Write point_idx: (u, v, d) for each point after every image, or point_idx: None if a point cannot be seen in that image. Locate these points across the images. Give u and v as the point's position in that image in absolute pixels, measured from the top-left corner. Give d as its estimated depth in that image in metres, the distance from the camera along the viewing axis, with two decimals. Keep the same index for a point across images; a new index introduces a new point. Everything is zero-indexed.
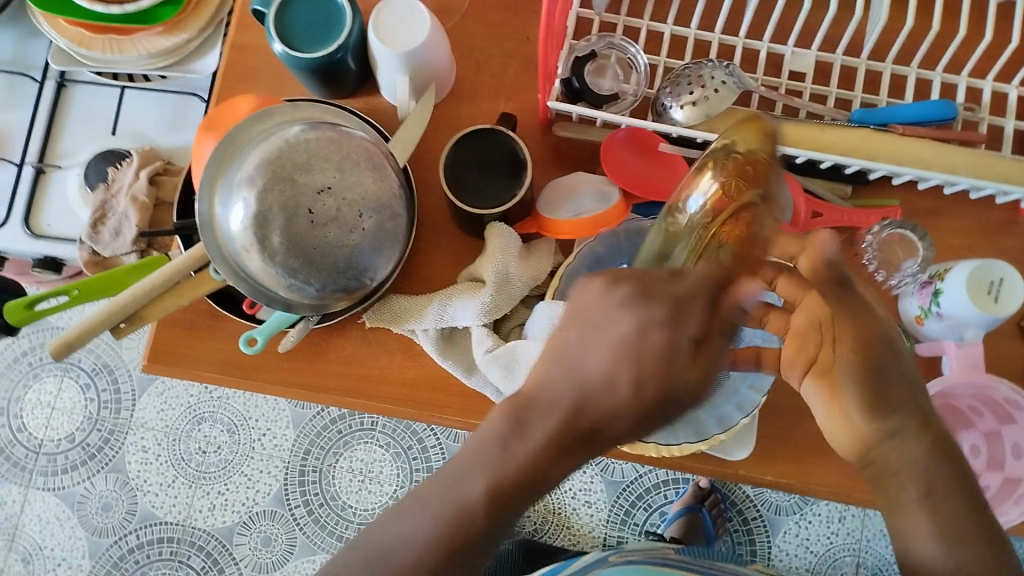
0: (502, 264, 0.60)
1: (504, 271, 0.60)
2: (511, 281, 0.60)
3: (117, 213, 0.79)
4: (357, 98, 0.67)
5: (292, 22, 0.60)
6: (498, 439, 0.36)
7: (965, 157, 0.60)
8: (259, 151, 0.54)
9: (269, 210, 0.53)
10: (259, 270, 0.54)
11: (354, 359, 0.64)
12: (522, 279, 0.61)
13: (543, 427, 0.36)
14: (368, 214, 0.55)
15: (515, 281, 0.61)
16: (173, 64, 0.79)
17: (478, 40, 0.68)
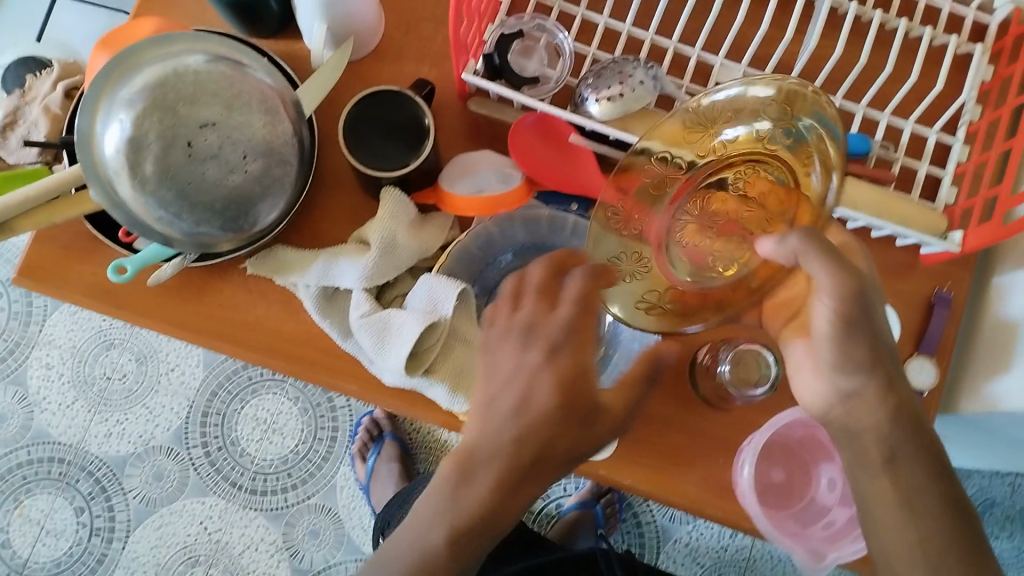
0: (389, 229, 0.58)
1: (389, 236, 0.58)
2: (395, 248, 0.59)
3: (29, 120, 0.77)
4: (277, 40, 0.65)
5: None
6: (449, 492, 0.44)
7: (869, 194, 0.59)
8: (146, 75, 0.52)
9: (144, 137, 0.51)
10: (129, 198, 0.53)
11: (230, 304, 0.62)
12: (407, 246, 0.59)
13: (483, 478, 0.43)
14: (252, 158, 0.54)
15: (400, 248, 0.59)
16: None
17: (411, 0, 0.66)
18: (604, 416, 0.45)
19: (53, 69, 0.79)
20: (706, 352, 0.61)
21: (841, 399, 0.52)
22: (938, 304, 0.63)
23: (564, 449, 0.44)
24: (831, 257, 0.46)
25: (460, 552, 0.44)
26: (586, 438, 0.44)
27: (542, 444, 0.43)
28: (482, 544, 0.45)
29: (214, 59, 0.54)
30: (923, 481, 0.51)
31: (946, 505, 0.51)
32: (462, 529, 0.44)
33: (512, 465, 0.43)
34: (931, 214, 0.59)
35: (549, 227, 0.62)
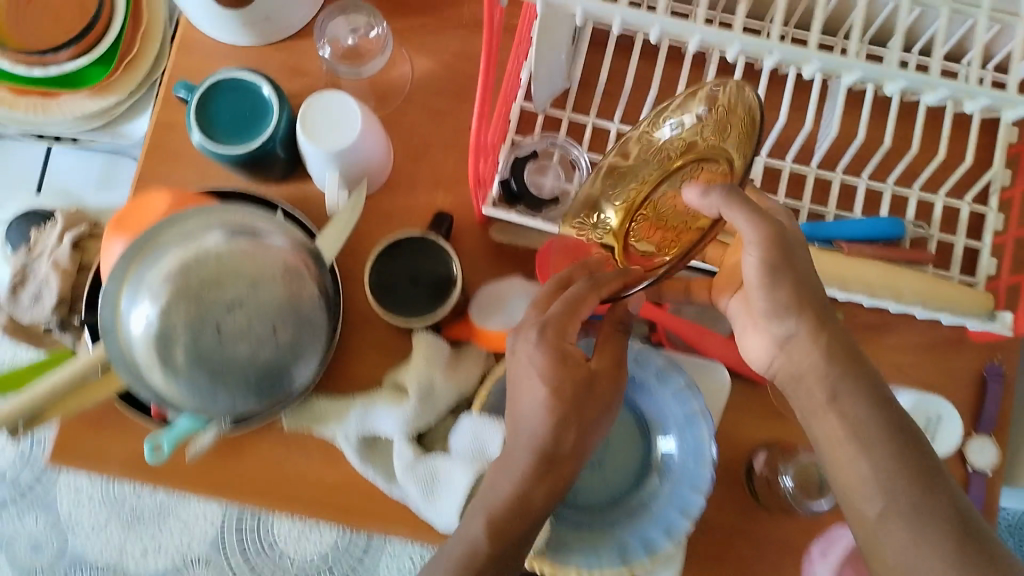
0: (427, 375, 0.57)
1: (428, 379, 0.57)
2: (434, 390, 0.58)
3: (37, 278, 0.76)
4: (289, 184, 0.65)
5: (216, 114, 0.58)
6: (485, 493, 0.52)
7: (912, 279, 0.58)
8: (165, 264, 0.51)
9: (173, 328, 0.50)
10: (164, 388, 0.51)
11: (271, 459, 0.60)
12: (445, 386, 0.58)
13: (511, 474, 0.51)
14: (283, 328, 0.53)
15: (439, 390, 0.58)
16: (105, 125, 0.78)
17: (419, 129, 0.66)
18: (601, 392, 0.52)
19: (57, 220, 0.80)
20: (763, 462, 0.60)
21: (782, 347, 0.50)
22: (990, 379, 0.62)
23: (576, 440, 0.51)
24: (753, 208, 0.45)
25: (494, 571, 0.51)
26: (592, 429, 0.52)
27: (557, 448, 0.50)
28: (513, 549, 0.51)
29: (232, 235, 0.53)
30: (862, 416, 0.48)
31: (915, 473, 0.47)
32: (495, 530, 0.50)
33: (540, 462, 0.50)
34: (978, 294, 0.58)
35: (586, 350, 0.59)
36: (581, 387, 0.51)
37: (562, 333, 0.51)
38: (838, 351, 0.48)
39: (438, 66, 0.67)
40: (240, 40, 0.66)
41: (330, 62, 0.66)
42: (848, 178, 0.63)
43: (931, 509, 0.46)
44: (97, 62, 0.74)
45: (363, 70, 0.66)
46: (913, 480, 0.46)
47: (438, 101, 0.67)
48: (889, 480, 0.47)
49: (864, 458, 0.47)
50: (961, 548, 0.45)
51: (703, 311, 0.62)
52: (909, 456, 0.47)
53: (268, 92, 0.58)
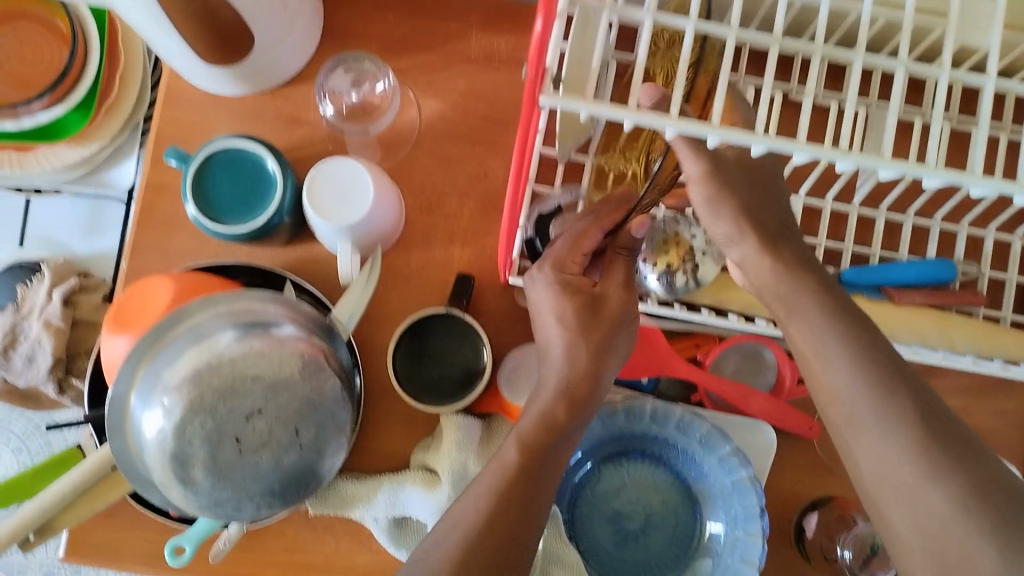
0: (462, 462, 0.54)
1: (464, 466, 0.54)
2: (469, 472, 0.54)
3: (30, 337, 0.71)
4: (294, 245, 0.60)
5: (213, 189, 0.53)
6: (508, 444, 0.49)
7: (965, 329, 0.55)
8: (174, 373, 0.47)
9: (189, 445, 0.47)
10: (184, 503, 0.48)
11: (294, 546, 0.58)
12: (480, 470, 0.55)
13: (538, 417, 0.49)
14: (306, 430, 0.49)
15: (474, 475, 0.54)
16: (88, 173, 0.71)
17: (430, 176, 0.61)
18: (608, 309, 0.50)
19: (44, 275, 0.74)
20: (814, 525, 0.57)
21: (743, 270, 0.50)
22: None
23: (592, 362, 0.49)
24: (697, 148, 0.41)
25: (527, 486, 0.47)
26: (609, 348, 0.50)
27: (574, 368, 0.49)
28: (541, 466, 0.48)
29: (244, 333, 0.49)
30: (831, 337, 0.45)
31: (884, 378, 0.43)
32: (526, 445, 0.48)
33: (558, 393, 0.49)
34: None
35: (626, 417, 0.56)
36: (586, 308, 0.50)
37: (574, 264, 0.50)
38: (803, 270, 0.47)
39: (446, 106, 0.61)
40: (226, 89, 0.59)
41: (334, 122, 0.61)
42: (894, 215, 0.58)
43: (893, 413, 0.42)
44: (76, 110, 0.66)
45: (371, 128, 0.61)
46: (898, 395, 0.42)
47: (448, 147, 0.61)
48: (874, 395, 0.43)
49: (839, 357, 0.44)
50: (931, 446, 0.41)
51: (745, 364, 0.58)
52: (878, 357, 0.44)
53: (272, 166, 0.53)
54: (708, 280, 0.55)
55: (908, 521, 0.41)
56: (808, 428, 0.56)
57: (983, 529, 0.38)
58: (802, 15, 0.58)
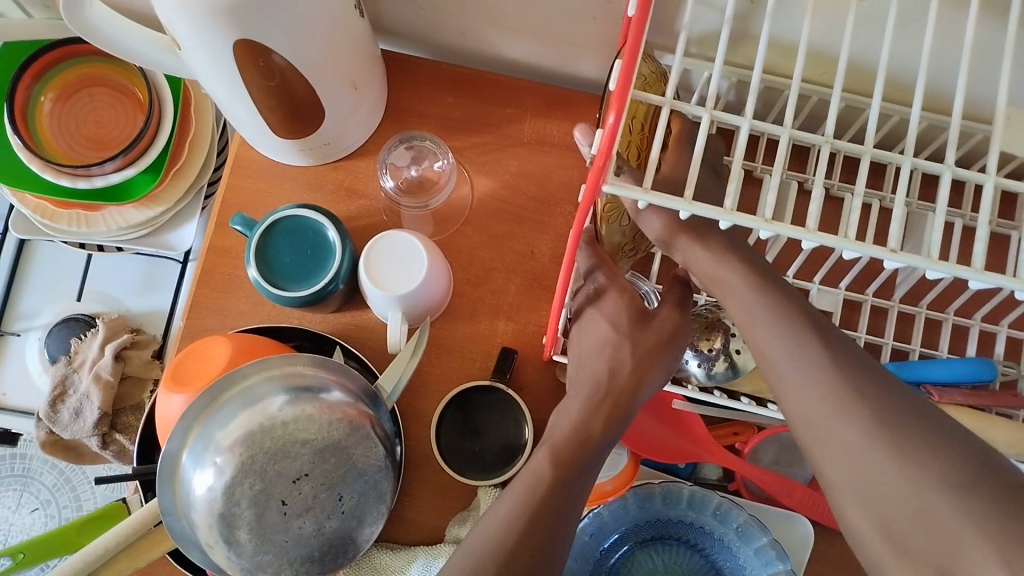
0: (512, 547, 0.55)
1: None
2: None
3: (79, 391, 0.73)
4: (345, 312, 0.61)
5: (275, 255, 0.55)
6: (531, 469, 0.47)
7: (1009, 431, 0.55)
8: (228, 432, 0.48)
9: (237, 506, 0.47)
10: (225, 566, 0.49)
11: None
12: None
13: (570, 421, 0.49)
14: (348, 497, 0.50)
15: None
16: (149, 235, 0.74)
17: (479, 252, 0.63)
18: (655, 329, 0.50)
19: (99, 329, 0.75)
20: None
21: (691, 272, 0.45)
22: None
23: (634, 369, 0.49)
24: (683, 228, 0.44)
25: (561, 497, 0.46)
26: (650, 364, 0.50)
27: (618, 373, 0.49)
28: (582, 471, 0.47)
29: (296, 397, 0.50)
30: (760, 313, 0.41)
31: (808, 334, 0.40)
32: (562, 454, 0.47)
33: (597, 396, 0.49)
34: None
35: (663, 500, 0.56)
36: (640, 319, 0.50)
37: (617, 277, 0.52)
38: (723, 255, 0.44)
39: (498, 185, 0.63)
40: (287, 159, 0.62)
41: (392, 194, 0.63)
42: (935, 313, 0.59)
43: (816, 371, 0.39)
44: (145, 172, 0.70)
45: (425, 202, 0.63)
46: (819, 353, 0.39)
47: (497, 224, 0.63)
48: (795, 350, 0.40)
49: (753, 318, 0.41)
50: (852, 386, 0.37)
51: (783, 455, 0.58)
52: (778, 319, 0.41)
53: (332, 235, 0.55)
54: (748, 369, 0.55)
55: (838, 469, 0.37)
56: None
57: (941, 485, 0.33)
58: (847, 114, 0.59)
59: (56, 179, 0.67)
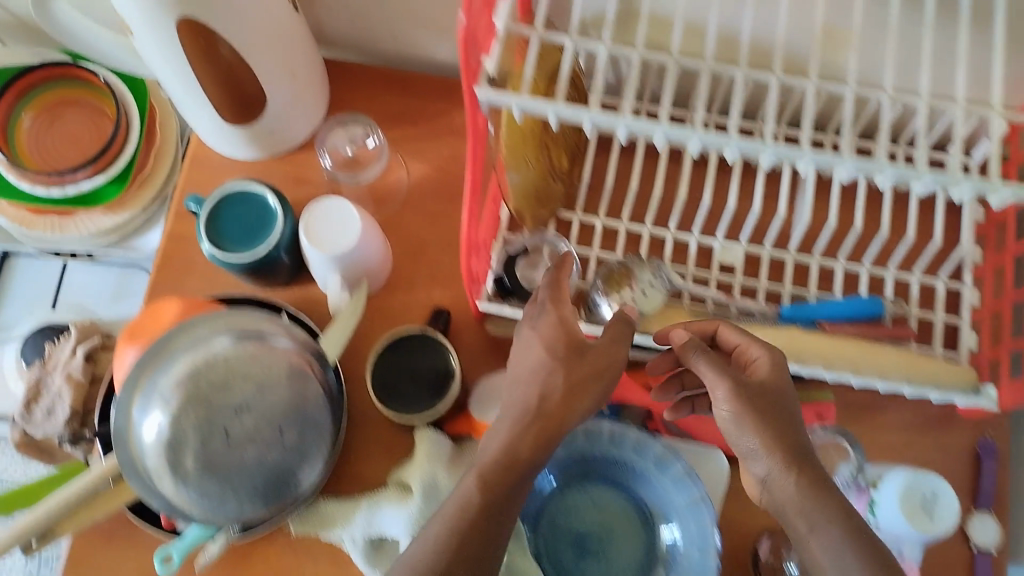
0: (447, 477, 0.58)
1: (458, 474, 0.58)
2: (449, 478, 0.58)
3: (52, 392, 0.77)
4: (294, 287, 0.67)
5: (221, 225, 0.61)
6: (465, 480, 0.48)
7: (896, 358, 0.59)
8: (176, 369, 0.53)
9: (182, 433, 0.52)
10: (173, 495, 0.53)
11: (279, 570, 0.60)
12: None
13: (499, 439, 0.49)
14: (288, 429, 0.54)
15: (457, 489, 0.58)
16: (117, 241, 0.80)
17: (416, 230, 0.69)
18: (593, 360, 0.49)
19: (71, 333, 0.80)
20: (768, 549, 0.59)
21: (764, 487, 0.48)
22: (983, 455, 0.61)
23: (564, 398, 0.48)
24: (715, 362, 0.50)
25: (481, 531, 0.47)
26: (580, 394, 0.49)
27: (549, 400, 0.48)
28: (505, 496, 0.48)
29: (240, 339, 0.55)
30: (734, 424, 0.48)
31: (795, 460, 0.46)
32: (487, 480, 0.48)
33: (528, 418, 0.48)
34: (962, 371, 0.58)
35: (586, 439, 0.60)
36: (576, 348, 0.49)
37: (559, 305, 0.51)
38: (776, 442, 0.47)
39: (431, 170, 0.70)
40: (239, 153, 0.68)
41: (331, 172, 0.69)
42: (826, 261, 0.64)
43: (819, 508, 0.45)
44: (112, 181, 0.76)
45: (361, 176, 0.69)
46: (800, 477, 0.46)
47: (431, 204, 0.69)
48: (788, 476, 0.46)
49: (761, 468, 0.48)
50: (818, 497, 0.45)
51: None
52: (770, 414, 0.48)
53: (270, 201, 0.61)
54: (651, 309, 0.61)
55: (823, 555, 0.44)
56: None
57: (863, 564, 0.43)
58: None
59: (32, 186, 0.73)
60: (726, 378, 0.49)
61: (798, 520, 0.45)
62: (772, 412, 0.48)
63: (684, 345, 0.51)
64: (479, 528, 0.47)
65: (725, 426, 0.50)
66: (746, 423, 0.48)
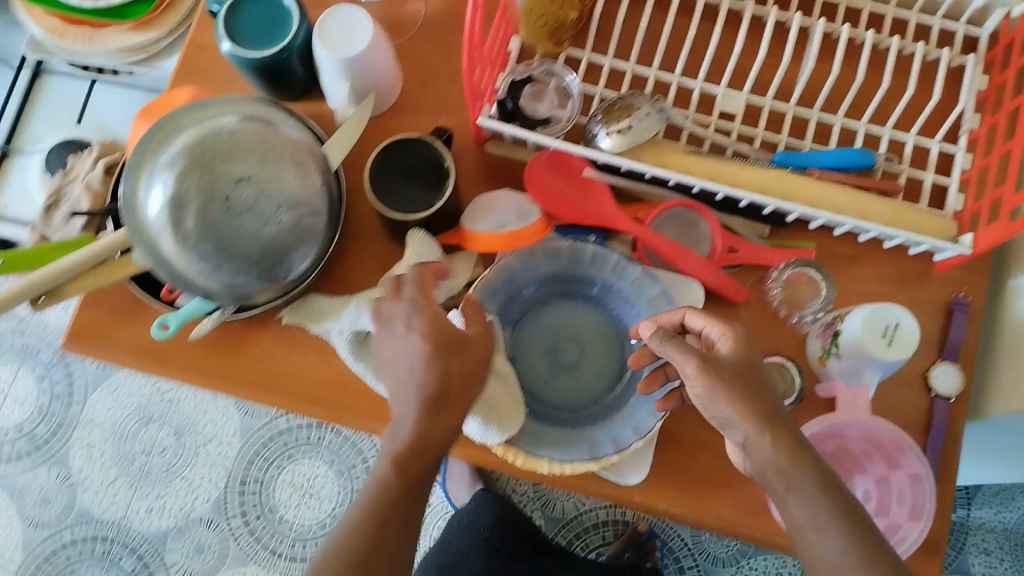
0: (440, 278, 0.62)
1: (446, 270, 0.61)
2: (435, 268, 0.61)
3: (70, 198, 0.81)
4: (305, 101, 0.70)
5: (240, 24, 0.63)
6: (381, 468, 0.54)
7: (878, 204, 0.61)
8: (185, 137, 0.56)
9: (186, 194, 0.54)
10: (172, 254, 0.56)
11: (268, 355, 0.64)
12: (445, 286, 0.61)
13: (401, 437, 0.53)
14: (285, 208, 0.57)
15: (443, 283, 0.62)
16: (140, 61, 0.83)
17: (427, 58, 0.70)
18: (472, 354, 0.54)
19: (93, 148, 0.84)
20: None
21: (744, 450, 0.52)
22: (956, 308, 0.62)
23: (460, 384, 0.53)
24: (686, 348, 0.53)
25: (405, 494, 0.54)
26: (466, 390, 0.54)
27: (445, 384, 0.52)
28: (419, 476, 0.54)
29: (247, 119, 0.58)
30: (719, 403, 0.52)
31: (768, 425, 0.51)
32: (400, 465, 0.53)
33: (427, 408, 0.52)
34: (942, 221, 0.60)
35: (569, 257, 0.62)
36: (455, 343, 0.54)
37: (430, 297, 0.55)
38: (748, 411, 0.52)
39: (447, 4, 0.71)
40: None
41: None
42: (824, 115, 0.65)
43: (789, 462, 0.50)
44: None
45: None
46: (774, 442, 0.51)
47: (444, 35, 0.71)
48: (767, 442, 0.50)
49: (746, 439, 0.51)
50: (801, 469, 0.50)
51: (683, 232, 0.65)
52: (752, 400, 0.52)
53: (289, 4, 0.63)
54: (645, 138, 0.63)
55: (805, 516, 0.50)
56: (736, 291, 0.62)
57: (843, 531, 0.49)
58: None
59: None
60: (708, 367, 0.52)
61: (781, 488, 0.51)
62: (747, 386, 0.52)
63: (653, 336, 0.55)
64: (391, 507, 0.53)
65: (700, 404, 0.54)
66: (720, 397, 0.52)
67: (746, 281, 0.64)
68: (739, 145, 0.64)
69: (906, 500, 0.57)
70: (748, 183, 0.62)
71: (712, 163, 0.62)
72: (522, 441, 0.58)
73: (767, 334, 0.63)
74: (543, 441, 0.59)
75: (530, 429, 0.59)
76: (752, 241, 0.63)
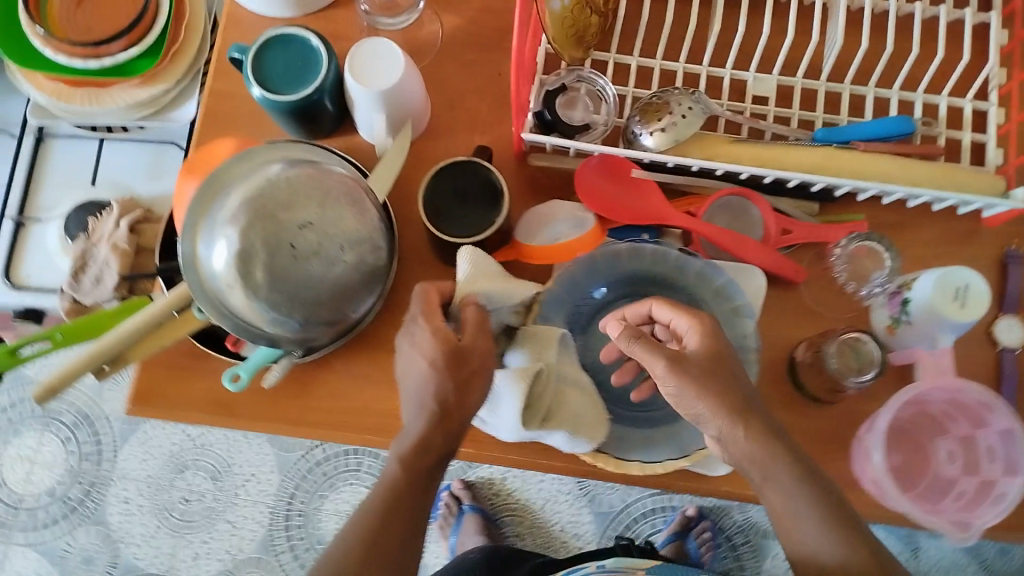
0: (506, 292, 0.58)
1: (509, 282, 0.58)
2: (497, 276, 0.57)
3: (97, 261, 0.80)
4: (337, 138, 0.69)
5: (269, 68, 0.62)
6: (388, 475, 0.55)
7: (926, 170, 0.62)
8: (241, 190, 0.55)
9: (251, 247, 0.54)
10: (242, 307, 0.55)
11: (339, 394, 0.63)
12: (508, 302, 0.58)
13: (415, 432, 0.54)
14: (349, 248, 0.56)
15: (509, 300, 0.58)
16: (153, 114, 0.83)
17: (452, 77, 0.70)
18: (470, 364, 0.54)
19: (113, 208, 0.83)
20: (804, 350, 0.62)
21: (719, 443, 0.55)
22: (1010, 262, 0.64)
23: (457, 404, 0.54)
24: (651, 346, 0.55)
25: (408, 495, 0.55)
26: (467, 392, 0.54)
27: (448, 403, 0.53)
28: (426, 479, 0.56)
29: (298, 165, 0.57)
30: (694, 399, 0.54)
31: (735, 413, 0.53)
32: (408, 463, 0.54)
33: (435, 420, 0.54)
34: (990, 177, 0.61)
35: (628, 258, 0.62)
36: (454, 357, 0.54)
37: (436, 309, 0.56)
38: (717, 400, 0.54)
39: (464, 22, 0.71)
40: (278, 9, 0.70)
41: (369, 16, 0.71)
42: (857, 88, 0.66)
43: (750, 447, 0.54)
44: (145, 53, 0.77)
45: (395, 23, 0.70)
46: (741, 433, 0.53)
47: (466, 53, 0.70)
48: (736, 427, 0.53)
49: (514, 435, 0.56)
50: (772, 455, 0.53)
51: (735, 220, 0.65)
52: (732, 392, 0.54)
53: (315, 43, 0.63)
54: (689, 136, 0.63)
55: (778, 497, 0.54)
56: (796, 271, 0.63)
57: (814, 511, 0.53)
58: None
59: (67, 60, 0.74)
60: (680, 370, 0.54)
61: (753, 470, 0.54)
62: (716, 382, 0.54)
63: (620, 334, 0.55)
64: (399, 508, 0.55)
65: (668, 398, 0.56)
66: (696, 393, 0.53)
67: (803, 259, 0.65)
68: (779, 128, 0.64)
69: (996, 456, 0.58)
70: (796, 165, 0.62)
71: (757, 149, 0.62)
72: (610, 447, 0.59)
73: (832, 308, 0.64)
74: (629, 444, 0.59)
75: (616, 433, 0.59)
76: (803, 221, 0.64)
